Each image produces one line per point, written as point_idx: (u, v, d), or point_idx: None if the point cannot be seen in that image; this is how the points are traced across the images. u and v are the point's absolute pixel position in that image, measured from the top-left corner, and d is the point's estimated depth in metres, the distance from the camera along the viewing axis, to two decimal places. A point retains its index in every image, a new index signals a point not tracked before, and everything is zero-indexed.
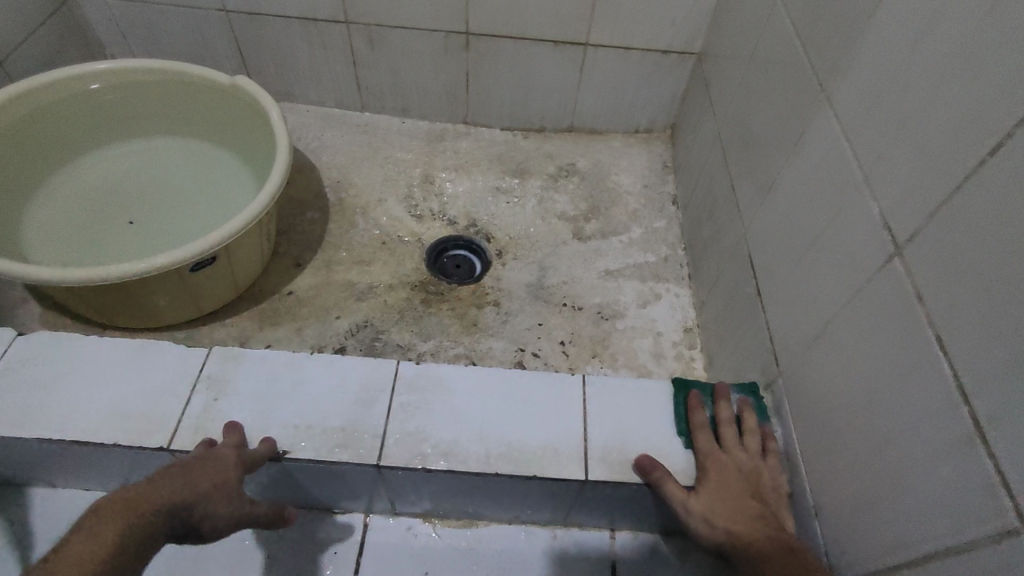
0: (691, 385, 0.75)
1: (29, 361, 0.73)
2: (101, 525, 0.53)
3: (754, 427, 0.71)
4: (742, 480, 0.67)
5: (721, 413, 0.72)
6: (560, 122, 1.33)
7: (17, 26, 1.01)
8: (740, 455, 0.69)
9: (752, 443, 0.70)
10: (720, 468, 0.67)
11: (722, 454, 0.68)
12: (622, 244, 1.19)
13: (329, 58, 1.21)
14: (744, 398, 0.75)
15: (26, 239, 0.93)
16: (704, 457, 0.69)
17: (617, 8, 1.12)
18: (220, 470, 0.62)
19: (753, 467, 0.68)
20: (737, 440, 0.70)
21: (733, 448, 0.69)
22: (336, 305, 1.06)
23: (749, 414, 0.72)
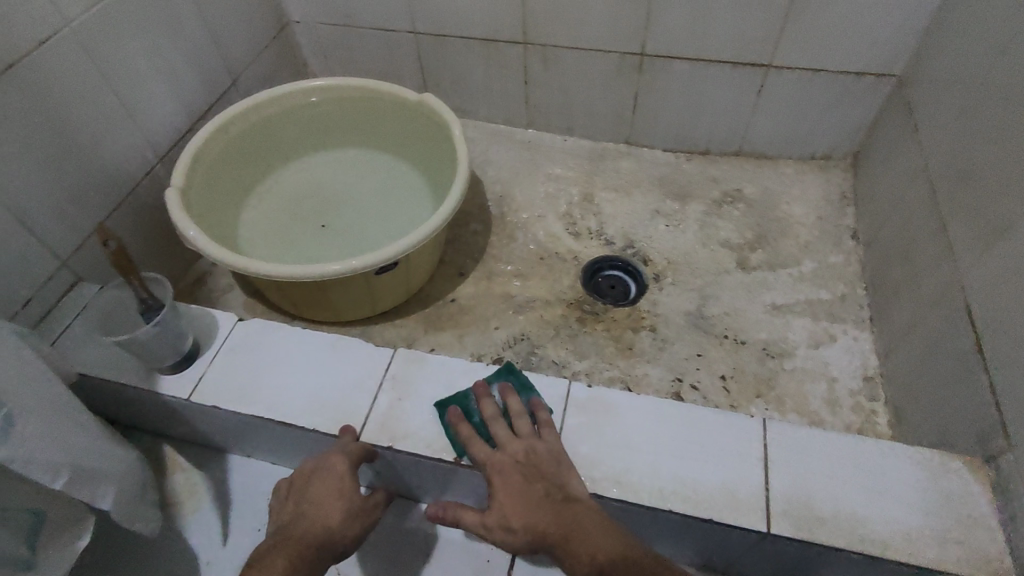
0: (450, 401, 0.74)
1: (248, 345, 0.82)
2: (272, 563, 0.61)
3: (518, 409, 0.71)
4: (520, 465, 0.66)
5: (484, 411, 0.72)
6: (727, 145, 1.28)
7: (248, 48, 1.16)
8: (518, 445, 0.68)
9: (523, 427, 0.70)
10: (497, 466, 0.66)
11: (496, 451, 0.67)
12: (792, 278, 1.11)
13: (504, 76, 1.26)
14: (504, 384, 0.74)
15: (241, 234, 1.05)
16: (480, 460, 0.67)
17: (810, 29, 1.05)
18: (337, 482, 0.69)
19: (528, 450, 0.67)
20: (509, 430, 0.70)
21: (505, 442, 0.68)
22: (496, 315, 1.09)
23: (512, 398, 0.72)
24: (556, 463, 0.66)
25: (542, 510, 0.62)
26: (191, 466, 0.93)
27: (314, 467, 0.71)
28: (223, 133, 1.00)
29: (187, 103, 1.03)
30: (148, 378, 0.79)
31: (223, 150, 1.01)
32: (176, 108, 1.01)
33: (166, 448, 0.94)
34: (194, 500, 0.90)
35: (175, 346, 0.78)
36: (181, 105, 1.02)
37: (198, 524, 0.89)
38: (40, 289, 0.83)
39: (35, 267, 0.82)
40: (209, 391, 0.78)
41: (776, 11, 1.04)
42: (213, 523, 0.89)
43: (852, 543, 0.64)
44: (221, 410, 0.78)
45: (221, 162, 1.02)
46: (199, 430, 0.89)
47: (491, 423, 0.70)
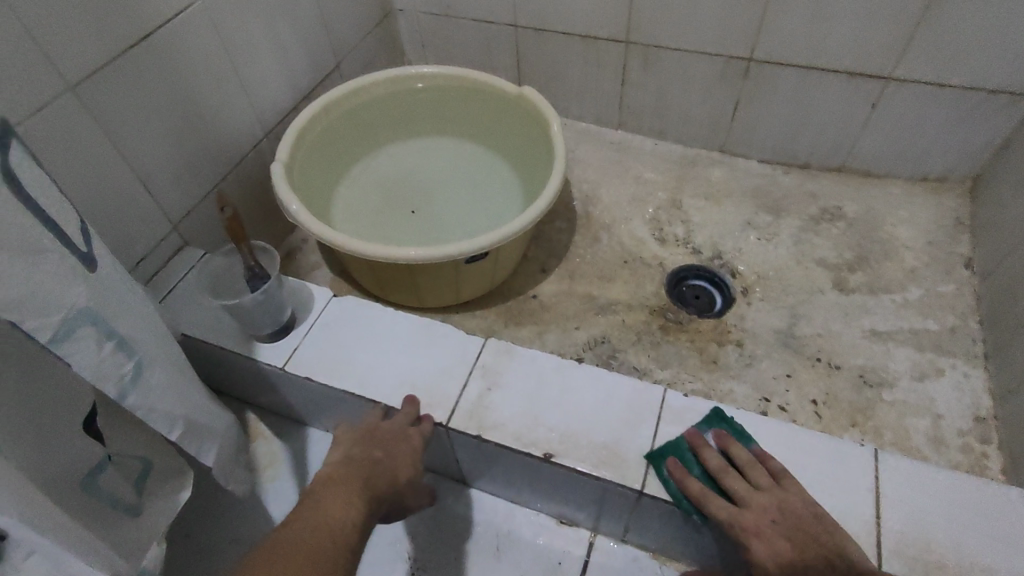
0: (664, 451, 0.69)
1: (342, 321, 0.83)
2: (348, 500, 0.61)
3: (745, 458, 0.67)
4: (779, 524, 0.61)
5: (709, 464, 0.67)
6: (830, 160, 1.22)
7: (354, 33, 1.18)
8: (766, 499, 0.63)
9: (761, 479, 0.65)
10: (755, 526, 0.61)
11: (742, 509, 0.63)
12: (895, 304, 1.05)
13: (601, 75, 1.24)
14: (718, 431, 0.70)
15: (335, 213, 1.07)
16: (724, 518, 0.63)
17: (941, 42, 0.98)
18: (411, 452, 0.69)
19: (779, 505, 0.62)
20: (746, 482, 0.65)
21: (746, 496, 0.64)
22: (577, 315, 1.07)
23: (736, 447, 0.68)
24: (816, 520, 0.61)
25: (820, 575, 0.58)
26: (272, 434, 0.95)
27: (391, 429, 0.70)
28: (328, 114, 1.02)
29: (295, 82, 1.06)
30: (246, 345, 0.82)
31: (326, 130, 1.03)
32: (285, 86, 1.03)
33: (249, 414, 0.97)
34: (272, 468, 0.92)
35: (274, 316, 0.80)
36: (290, 84, 1.04)
37: (275, 491, 0.90)
38: (153, 250, 0.87)
39: (151, 229, 0.86)
40: (302, 362, 0.80)
41: (906, 20, 0.98)
42: (289, 492, 0.90)
43: None
44: (312, 383, 0.79)
45: (324, 141, 1.04)
46: (284, 400, 0.91)
47: (724, 476, 0.65)
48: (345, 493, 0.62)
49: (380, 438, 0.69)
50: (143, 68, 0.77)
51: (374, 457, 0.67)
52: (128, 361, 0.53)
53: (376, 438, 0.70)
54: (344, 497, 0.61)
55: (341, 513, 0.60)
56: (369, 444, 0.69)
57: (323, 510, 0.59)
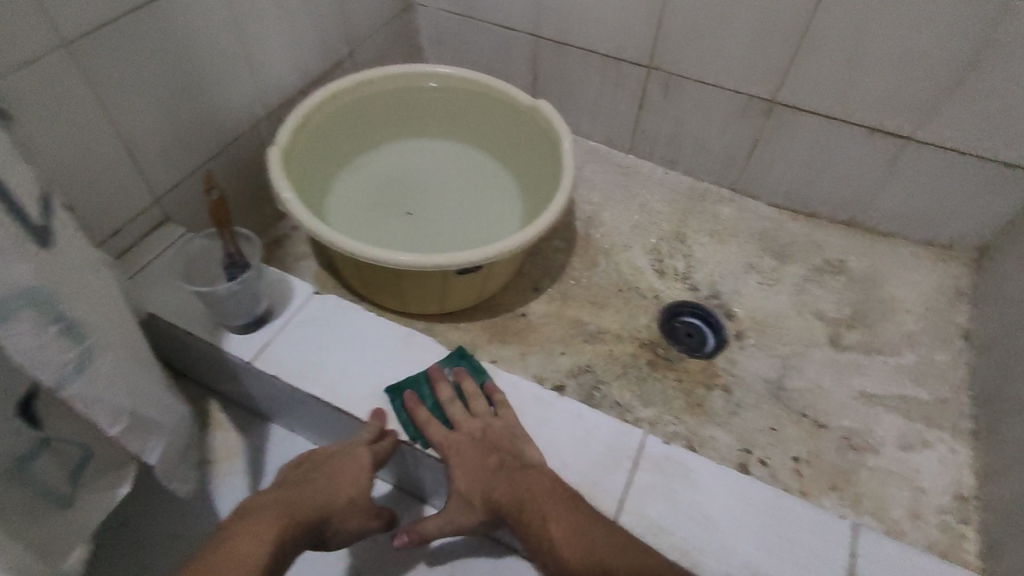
0: (403, 385, 0.73)
1: (319, 320, 0.79)
2: (260, 532, 0.56)
3: (474, 391, 0.72)
4: (477, 444, 0.68)
5: (440, 394, 0.72)
6: (840, 212, 1.19)
7: (371, 22, 1.15)
8: (472, 424, 0.69)
9: (477, 408, 0.71)
10: (458, 449, 0.67)
11: (453, 432, 0.69)
12: (889, 368, 1.02)
13: (617, 96, 1.22)
14: (459, 367, 0.74)
15: (329, 205, 1.04)
16: (437, 442, 0.68)
17: (967, 107, 0.96)
18: (355, 473, 0.65)
19: (484, 431, 0.69)
20: (466, 411, 0.71)
21: (461, 422, 0.70)
22: (564, 340, 1.04)
23: (467, 380, 0.73)
24: (519, 444, 0.68)
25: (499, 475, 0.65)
26: (231, 428, 0.91)
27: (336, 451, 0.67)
28: (332, 103, 0.98)
29: (304, 66, 1.02)
30: (215, 333, 0.78)
31: (330, 118, 1.00)
32: (293, 69, 1.00)
33: (211, 403, 0.93)
34: (228, 464, 0.88)
35: (249, 308, 0.76)
36: (298, 67, 1.01)
37: (228, 488, 0.86)
38: (130, 222, 0.83)
39: (130, 199, 0.82)
40: (272, 359, 0.76)
41: (936, 79, 0.95)
42: (242, 491, 0.86)
43: None
44: (279, 382, 0.75)
45: (326, 129, 1.00)
46: (249, 394, 0.86)
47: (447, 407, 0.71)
48: (258, 525, 0.57)
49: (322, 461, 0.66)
50: (144, 34, 0.74)
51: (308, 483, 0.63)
52: (74, 349, 0.49)
53: (318, 462, 0.66)
54: (255, 529, 0.56)
55: (249, 548, 0.55)
56: (303, 473, 0.65)
57: (225, 552, 0.54)
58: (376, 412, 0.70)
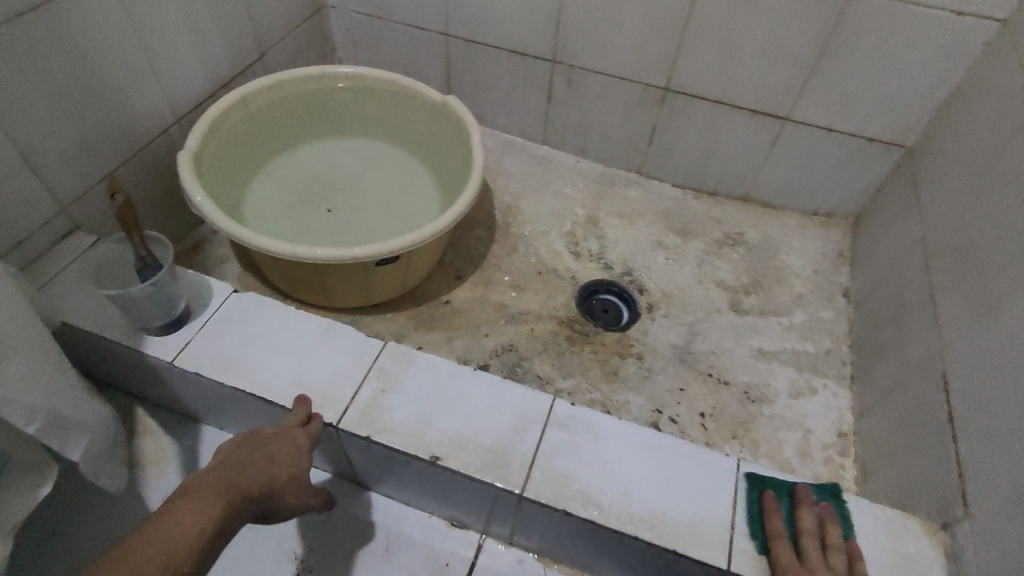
0: (767, 483, 0.71)
1: (238, 317, 0.82)
2: (204, 507, 0.57)
3: (806, 527, 0.68)
4: None
5: (801, 522, 0.68)
6: (735, 189, 1.30)
7: (282, 25, 1.17)
8: (823, 571, 0.64)
9: (836, 560, 0.66)
10: None
11: (802, 568, 0.64)
12: (781, 327, 1.13)
13: (527, 90, 1.28)
14: (828, 504, 0.71)
15: (247, 208, 1.05)
16: (784, 564, 0.65)
17: (831, 89, 1.08)
18: (294, 453, 0.67)
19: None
20: (819, 554, 0.66)
21: (817, 565, 0.65)
22: (487, 323, 1.10)
23: (834, 527, 0.69)
24: None
25: None
26: (160, 431, 0.92)
27: (274, 431, 0.68)
28: (243, 106, 1.00)
29: (213, 70, 1.03)
30: (134, 337, 0.79)
31: (241, 122, 1.01)
32: (201, 74, 1.01)
33: (137, 409, 0.93)
34: (160, 466, 0.89)
35: (166, 309, 0.78)
36: (207, 72, 1.02)
37: (159, 489, 0.87)
38: (36, 232, 0.83)
39: (35, 209, 0.81)
40: (194, 357, 0.78)
41: (803, 64, 1.06)
42: None
43: None
44: (202, 378, 0.78)
45: (238, 133, 1.02)
46: (176, 396, 0.88)
47: (775, 542, 0.66)
48: (200, 500, 0.57)
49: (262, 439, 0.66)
50: (39, 43, 0.74)
51: (250, 461, 0.63)
52: None
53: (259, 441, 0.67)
54: (199, 504, 0.57)
55: (192, 522, 0.55)
56: (244, 449, 0.65)
57: (167, 525, 0.54)
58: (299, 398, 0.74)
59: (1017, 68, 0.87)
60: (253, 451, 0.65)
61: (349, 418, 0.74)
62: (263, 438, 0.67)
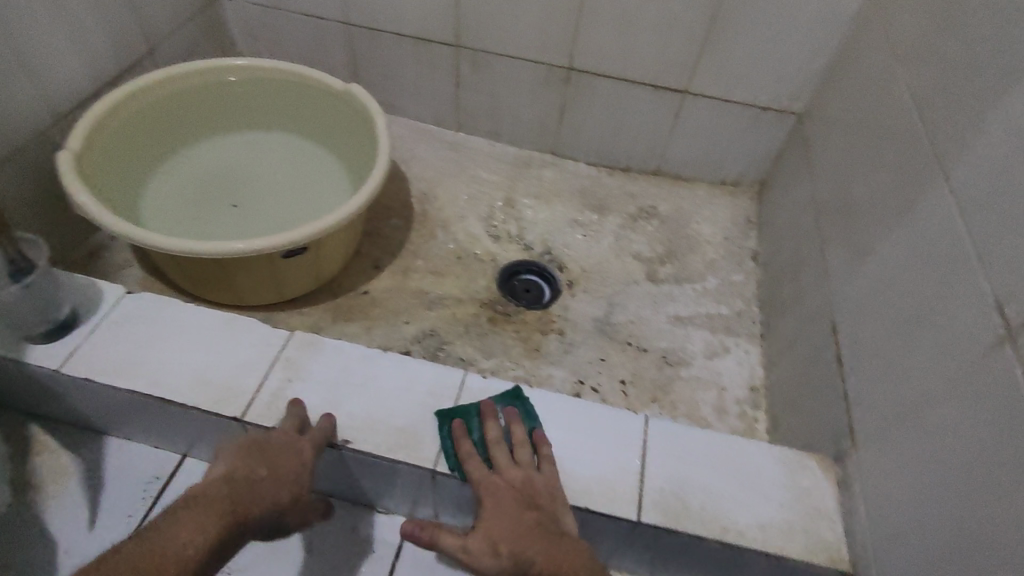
0: (455, 413, 0.72)
1: (132, 318, 0.78)
2: (203, 525, 0.56)
3: (522, 439, 0.71)
4: (519, 494, 0.66)
5: (488, 433, 0.71)
6: (646, 164, 1.34)
7: (171, 18, 1.12)
8: (514, 473, 0.68)
9: (524, 459, 0.70)
10: (494, 492, 0.66)
11: (493, 475, 0.68)
12: (695, 292, 1.17)
13: (436, 77, 1.28)
14: (509, 408, 0.73)
15: (144, 208, 1.01)
16: (475, 480, 0.68)
17: (723, 60, 1.12)
18: (301, 470, 0.65)
19: (526, 480, 0.68)
20: (508, 456, 0.70)
21: (504, 468, 0.68)
22: (407, 310, 1.09)
23: (517, 426, 0.72)
24: (547, 490, 0.67)
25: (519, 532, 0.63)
26: (59, 448, 0.87)
27: (277, 441, 0.66)
28: (129, 102, 0.96)
29: (94, 67, 0.98)
30: (17, 346, 0.75)
31: (129, 119, 0.97)
32: (80, 70, 0.96)
33: (33, 427, 0.88)
34: (62, 483, 0.84)
35: (48, 312, 0.74)
36: (87, 69, 0.97)
37: (61, 508, 0.83)
38: None
39: None
40: (84, 362, 0.74)
41: (695, 37, 1.10)
42: (78, 508, 0.83)
43: (712, 535, 0.68)
44: (95, 384, 0.74)
45: (127, 130, 0.97)
46: (72, 408, 0.83)
47: (492, 450, 0.70)
48: (203, 518, 0.57)
49: (266, 452, 0.64)
50: None
51: (258, 478, 0.62)
52: None
53: (262, 450, 0.65)
54: (201, 522, 0.56)
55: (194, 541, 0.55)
56: (250, 460, 0.63)
57: (169, 542, 0.54)
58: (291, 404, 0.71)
59: (881, 30, 0.93)
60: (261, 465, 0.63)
61: (255, 410, 0.72)
62: (268, 448, 0.65)
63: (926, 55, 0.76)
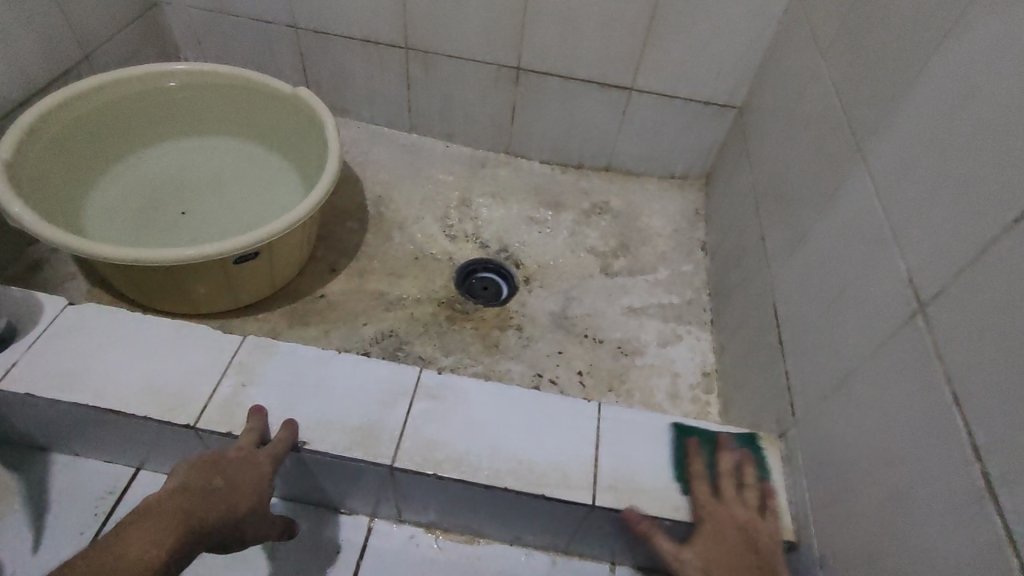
0: (693, 431, 0.76)
1: (75, 329, 0.76)
2: (157, 536, 0.54)
3: (753, 483, 0.73)
4: (738, 532, 0.67)
5: (721, 464, 0.73)
6: (598, 161, 1.37)
7: (107, 24, 1.09)
8: (744, 509, 0.69)
9: (751, 497, 0.71)
10: (720, 521, 0.67)
11: (719, 504, 0.69)
12: (647, 284, 1.20)
13: (386, 79, 1.28)
14: (746, 449, 0.76)
15: (88, 219, 0.98)
16: (700, 501, 0.70)
17: (664, 58, 1.16)
18: (260, 480, 0.63)
19: (749, 519, 0.69)
20: (734, 492, 0.71)
21: (730, 501, 0.69)
22: (365, 312, 1.09)
23: (750, 469, 0.74)
24: (764, 536, 0.68)
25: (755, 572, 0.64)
26: (3, 468, 0.84)
27: (235, 454, 0.64)
28: (66, 110, 0.93)
29: (25, 75, 0.95)
30: None
31: (66, 127, 0.94)
32: (11, 78, 0.93)
33: None
34: (7, 505, 0.82)
35: None
36: (17, 76, 0.94)
37: (7, 530, 0.80)
38: None
39: None
40: (24, 378, 0.72)
41: (637, 36, 1.14)
42: (25, 529, 0.80)
43: (663, 513, 0.70)
44: (37, 399, 0.72)
45: (64, 139, 0.95)
46: (14, 426, 0.81)
47: (695, 481, 0.71)
48: (156, 528, 0.55)
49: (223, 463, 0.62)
50: None
51: (215, 487, 0.60)
52: None
53: (222, 459, 0.63)
54: (153, 533, 0.54)
55: (145, 553, 0.53)
56: (208, 468, 0.61)
57: (120, 554, 0.52)
58: (253, 408, 0.71)
59: (807, 26, 0.97)
60: (218, 473, 0.61)
61: (206, 417, 0.72)
62: (225, 459, 0.63)
63: (846, 49, 0.81)
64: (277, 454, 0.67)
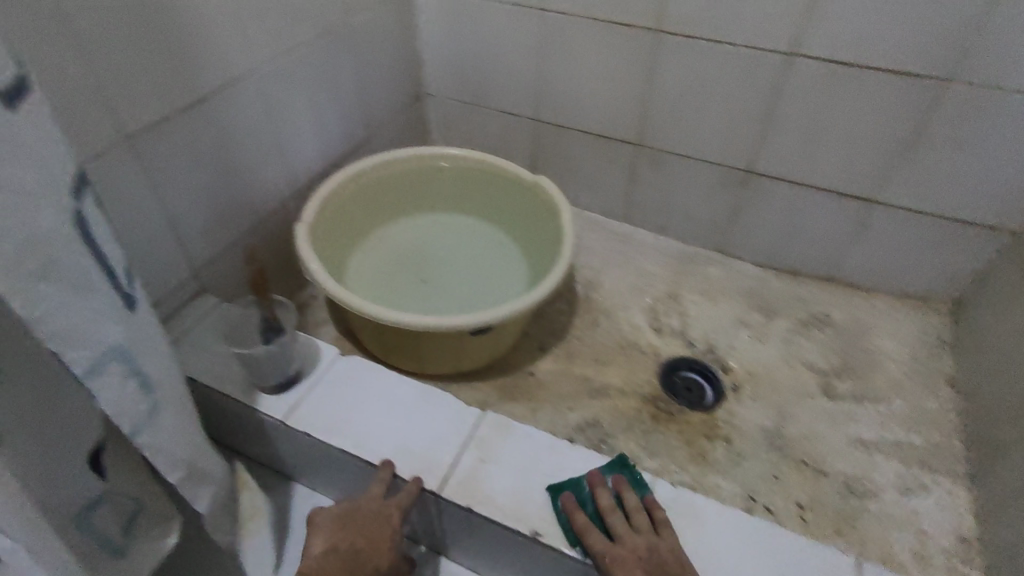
0: (564, 486, 0.73)
1: (345, 380, 0.85)
2: None
3: (635, 505, 0.71)
4: (644, 562, 0.65)
5: (602, 501, 0.71)
6: (819, 269, 1.29)
7: (387, 111, 1.28)
8: (636, 539, 0.67)
9: (641, 523, 0.69)
10: (620, 559, 0.65)
11: (613, 544, 0.67)
12: (879, 414, 1.08)
13: (611, 171, 1.34)
14: (618, 476, 0.74)
15: (350, 275, 1.12)
16: (599, 552, 0.67)
17: (921, 173, 1.08)
18: (391, 531, 0.72)
19: (649, 546, 0.67)
20: (626, 525, 0.69)
21: (627, 536, 0.68)
22: (571, 396, 1.10)
23: (627, 493, 0.72)
24: (677, 563, 0.65)
25: None
26: (256, 487, 0.94)
27: (368, 509, 0.73)
28: (355, 182, 1.09)
29: (330, 151, 1.13)
30: (249, 393, 0.84)
31: (352, 196, 1.10)
32: (319, 154, 1.11)
33: (237, 465, 0.96)
34: (254, 525, 0.91)
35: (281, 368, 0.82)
36: (324, 153, 1.12)
37: (253, 547, 0.89)
38: (172, 292, 0.91)
39: (174, 273, 0.90)
40: (303, 417, 0.81)
41: (893, 150, 1.07)
42: (266, 550, 0.88)
43: None
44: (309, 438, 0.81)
45: (349, 206, 1.10)
46: (276, 453, 0.91)
47: (587, 533, 0.68)
48: None
49: (358, 522, 0.72)
50: (194, 125, 0.85)
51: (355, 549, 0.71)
52: (145, 402, 0.55)
53: (355, 517, 0.73)
54: None
55: None
56: (347, 528, 0.72)
57: None
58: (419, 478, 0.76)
59: None
60: (359, 533, 0.72)
61: (450, 486, 0.75)
62: (359, 514, 0.73)
63: None
64: (404, 505, 0.73)
